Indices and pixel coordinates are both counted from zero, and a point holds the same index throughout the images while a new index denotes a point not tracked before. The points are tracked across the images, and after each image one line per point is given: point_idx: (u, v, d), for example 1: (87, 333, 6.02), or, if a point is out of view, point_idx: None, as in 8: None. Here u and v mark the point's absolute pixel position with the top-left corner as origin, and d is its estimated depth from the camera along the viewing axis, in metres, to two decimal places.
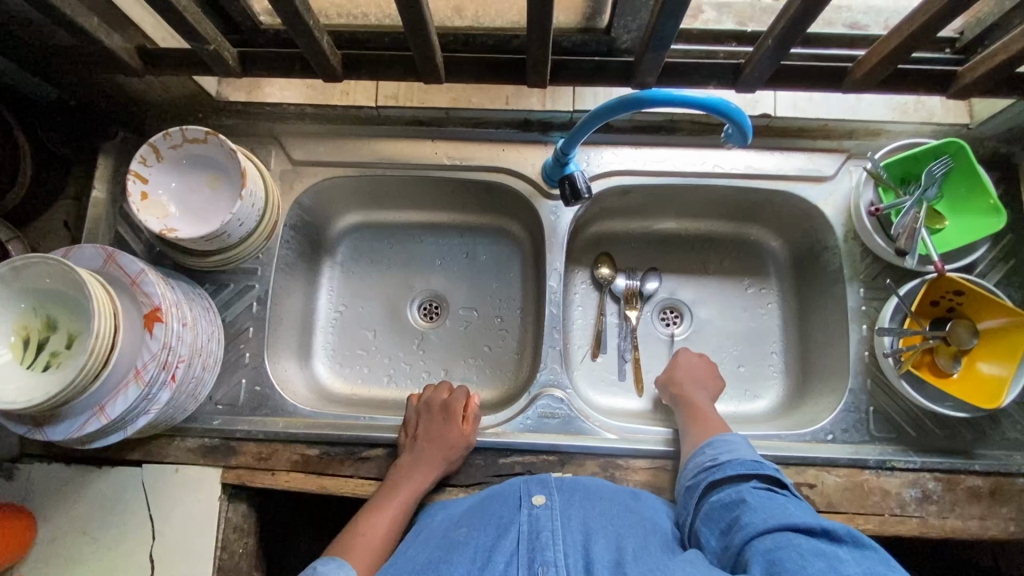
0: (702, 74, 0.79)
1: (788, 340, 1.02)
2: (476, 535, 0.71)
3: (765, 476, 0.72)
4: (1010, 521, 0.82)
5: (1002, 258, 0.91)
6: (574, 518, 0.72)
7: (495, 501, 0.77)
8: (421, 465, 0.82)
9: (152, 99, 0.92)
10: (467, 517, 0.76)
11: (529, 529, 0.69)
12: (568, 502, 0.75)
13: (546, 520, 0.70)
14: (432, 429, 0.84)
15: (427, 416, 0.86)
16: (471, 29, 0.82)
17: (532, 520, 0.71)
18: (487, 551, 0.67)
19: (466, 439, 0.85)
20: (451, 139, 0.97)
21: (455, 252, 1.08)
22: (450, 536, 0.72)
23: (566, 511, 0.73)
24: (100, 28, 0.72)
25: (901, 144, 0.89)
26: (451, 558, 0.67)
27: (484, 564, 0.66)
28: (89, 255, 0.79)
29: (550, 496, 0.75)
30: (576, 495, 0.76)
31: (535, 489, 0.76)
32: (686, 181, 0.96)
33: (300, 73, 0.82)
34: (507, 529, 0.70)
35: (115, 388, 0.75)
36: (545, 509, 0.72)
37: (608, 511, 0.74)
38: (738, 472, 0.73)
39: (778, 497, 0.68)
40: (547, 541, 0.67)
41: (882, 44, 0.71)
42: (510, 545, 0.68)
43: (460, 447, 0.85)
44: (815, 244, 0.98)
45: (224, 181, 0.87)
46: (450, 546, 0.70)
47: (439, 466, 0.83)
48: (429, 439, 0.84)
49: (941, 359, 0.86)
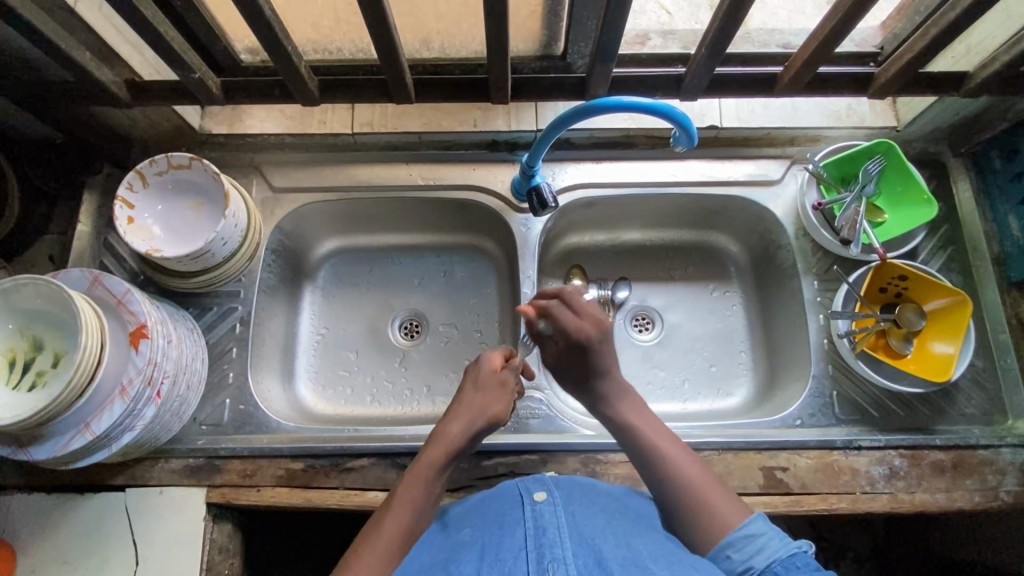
0: (649, 85, 0.86)
1: (753, 337, 1.07)
2: (482, 535, 0.63)
3: (804, 561, 0.65)
4: (974, 491, 0.86)
5: (941, 247, 0.98)
6: (579, 514, 0.65)
7: (494, 501, 0.70)
8: (458, 419, 0.74)
9: (138, 133, 0.97)
10: (469, 519, 0.69)
11: (534, 525, 0.62)
12: (570, 497, 0.69)
13: (550, 517, 0.63)
14: (474, 379, 0.78)
15: (470, 374, 0.79)
16: (439, 59, 0.90)
17: (536, 516, 0.63)
18: (494, 549, 0.60)
19: (511, 388, 0.78)
20: (425, 162, 1.04)
21: (433, 272, 1.12)
22: (455, 537, 0.65)
23: (569, 506, 0.66)
24: (91, 62, 0.78)
25: (839, 146, 0.97)
26: (457, 559, 0.60)
27: (492, 560, 0.58)
28: (76, 279, 0.82)
29: (551, 491, 0.68)
30: (575, 491, 0.70)
31: (535, 487, 0.70)
32: (646, 190, 1.02)
33: (280, 99, 0.88)
34: (512, 528, 0.63)
35: (100, 406, 0.76)
36: (548, 505, 0.65)
37: (608, 509, 0.68)
38: (782, 574, 0.63)
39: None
40: (554, 538, 0.59)
41: (802, 50, 0.79)
42: (517, 541, 0.60)
43: (504, 397, 0.77)
44: (770, 244, 1.05)
45: (208, 204, 0.91)
46: (455, 547, 0.63)
47: (481, 417, 0.74)
48: (469, 389, 0.77)
49: (893, 340, 0.92)
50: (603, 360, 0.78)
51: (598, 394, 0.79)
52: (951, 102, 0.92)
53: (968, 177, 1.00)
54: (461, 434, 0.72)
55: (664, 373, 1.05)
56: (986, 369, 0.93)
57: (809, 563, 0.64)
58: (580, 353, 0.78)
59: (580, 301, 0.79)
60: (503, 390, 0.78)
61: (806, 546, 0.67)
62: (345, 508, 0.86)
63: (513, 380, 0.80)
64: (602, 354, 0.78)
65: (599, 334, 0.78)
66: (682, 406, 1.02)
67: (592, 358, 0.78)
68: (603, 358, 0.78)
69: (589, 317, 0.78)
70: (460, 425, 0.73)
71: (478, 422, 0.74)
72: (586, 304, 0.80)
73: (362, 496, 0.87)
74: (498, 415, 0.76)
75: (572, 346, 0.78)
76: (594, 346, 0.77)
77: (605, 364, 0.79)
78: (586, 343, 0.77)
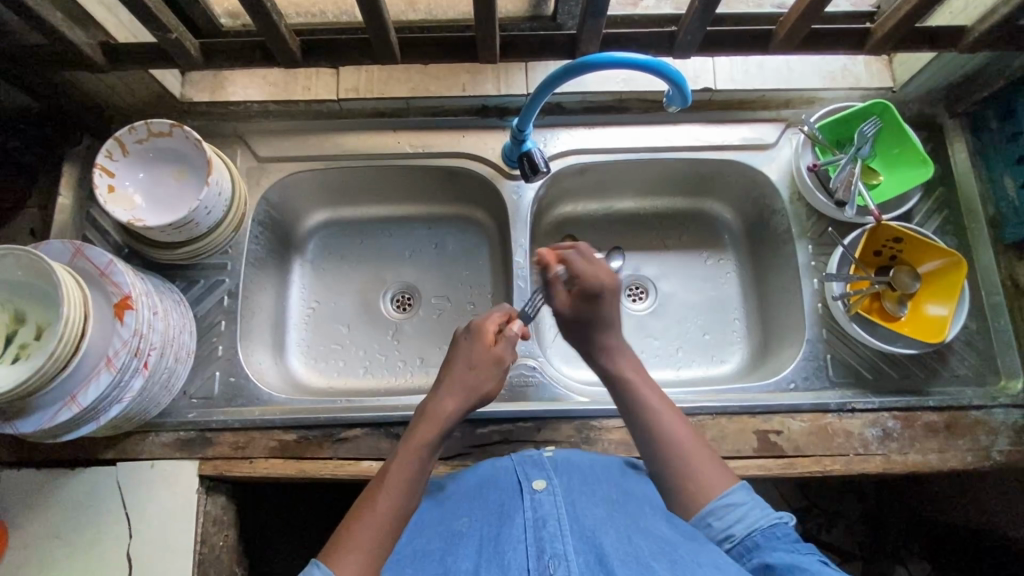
0: (640, 43, 0.84)
1: (747, 304, 1.06)
2: (481, 526, 0.63)
3: (783, 531, 0.65)
4: (966, 451, 0.86)
5: (937, 209, 0.97)
6: (579, 504, 0.64)
7: (491, 487, 0.70)
8: (451, 398, 0.73)
9: (116, 101, 0.95)
10: (467, 506, 0.68)
11: (534, 517, 0.62)
12: (571, 485, 0.68)
13: (551, 508, 0.63)
14: (466, 355, 0.77)
15: (460, 350, 0.78)
16: (425, 20, 0.89)
17: (535, 506, 0.63)
18: (493, 543, 0.60)
19: (504, 364, 0.78)
20: (413, 129, 1.01)
21: (424, 244, 1.11)
22: (451, 526, 0.65)
23: (569, 496, 0.65)
24: (64, 23, 0.75)
25: (834, 107, 0.96)
26: (455, 552, 0.60)
27: (491, 554, 0.58)
28: (57, 250, 0.80)
29: (551, 479, 0.67)
30: (575, 478, 0.69)
31: (534, 473, 0.69)
32: (640, 156, 1.01)
33: (261, 62, 0.85)
34: (511, 518, 0.63)
35: (86, 377, 0.75)
36: (548, 494, 0.65)
37: (609, 497, 0.67)
38: (763, 543, 0.64)
39: (806, 555, 0.61)
40: (555, 532, 0.59)
41: (797, 4, 0.77)
42: (517, 533, 0.60)
43: (496, 374, 0.76)
44: (764, 210, 1.04)
45: (190, 172, 0.89)
46: (451, 538, 0.62)
47: (470, 396, 0.74)
48: (459, 366, 0.76)
49: (888, 303, 0.91)
50: (612, 312, 0.79)
51: (598, 347, 0.80)
52: (948, 60, 0.91)
53: (963, 140, 0.99)
54: (454, 413, 0.72)
55: (659, 342, 1.04)
56: (979, 331, 0.93)
57: (789, 535, 0.65)
58: (591, 302, 0.78)
59: (592, 256, 0.79)
60: (494, 366, 0.77)
61: (789, 518, 0.67)
62: (339, 478, 0.86)
63: (504, 352, 0.78)
64: (612, 305, 0.79)
65: (612, 286, 0.78)
66: (677, 372, 1.02)
67: (605, 307, 0.78)
68: (610, 311, 0.79)
69: (603, 270, 0.79)
70: (453, 405, 0.73)
71: (469, 402, 0.74)
72: (599, 259, 0.80)
73: (357, 466, 0.86)
74: (487, 393, 0.76)
75: (588, 291, 0.78)
76: (605, 297, 0.78)
77: (610, 317, 0.79)
78: (599, 291, 0.78)
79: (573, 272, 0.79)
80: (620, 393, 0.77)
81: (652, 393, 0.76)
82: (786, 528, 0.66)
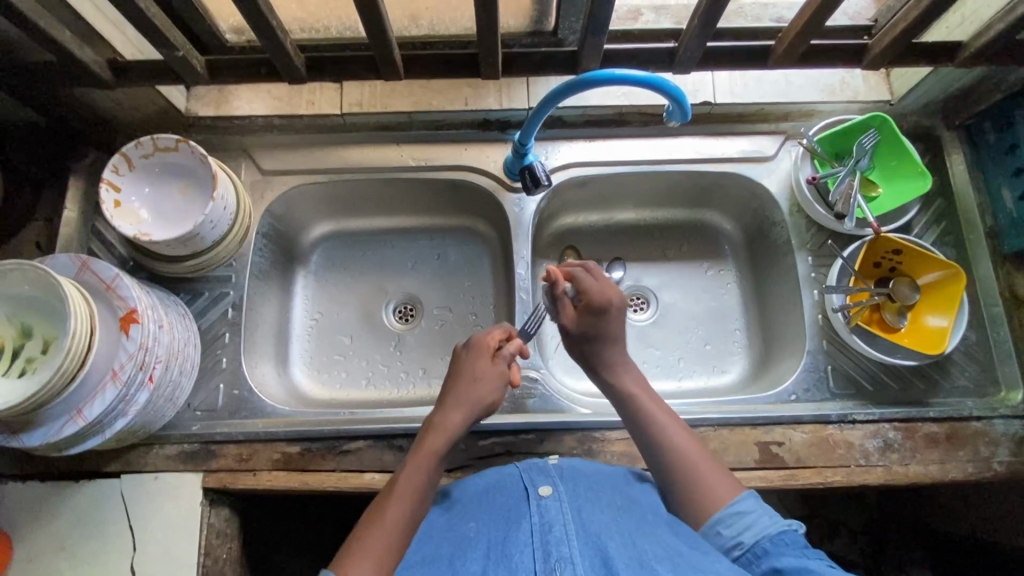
0: (640, 60, 0.85)
1: (748, 315, 1.07)
2: (488, 530, 0.63)
3: (792, 537, 0.65)
4: (967, 463, 0.87)
5: (935, 220, 0.98)
6: (585, 509, 0.65)
7: (498, 493, 0.70)
8: (457, 409, 0.74)
9: (121, 116, 0.95)
10: (473, 512, 0.68)
11: (540, 521, 0.62)
12: (577, 490, 0.68)
13: (557, 513, 0.63)
14: (469, 367, 0.78)
15: (463, 363, 0.79)
16: (427, 36, 0.90)
17: (541, 511, 0.64)
18: (500, 546, 0.60)
19: (506, 377, 0.79)
20: (416, 142, 1.03)
21: (426, 255, 1.11)
22: (460, 531, 0.65)
23: (576, 501, 0.66)
24: (72, 41, 0.76)
25: (832, 121, 0.97)
26: (463, 556, 0.60)
27: (498, 557, 0.59)
28: (63, 264, 0.80)
29: (557, 486, 0.68)
30: (580, 484, 0.70)
31: (540, 480, 0.70)
32: (640, 168, 1.01)
33: (266, 78, 0.86)
34: (517, 522, 0.63)
35: (91, 391, 0.75)
36: (554, 500, 0.65)
37: (614, 502, 0.68)
38: (771, 549, 0.64)
39: (814, 561, 0.61)
40: (560, 536, 0.60)
41: (795, 21, 0.78)
42: (524, 536, 0.61)
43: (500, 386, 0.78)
44: (764, 221, 1.05)
45: (195, 186, 0.90)
46: (461, 542, 0.63)
47: (476, 407, 0.75)
48: (464, 378, 0.77)
49: (887, 314, 0.92)
50: (618, 329, 0.81)
51: (603, 362, 0.81)
52: (945, 74, 0.91)
53: (961, 152, 0.99)
54: (461, 424, 0.73)
55: (660, 352, 1.04)
56: (979, 342, 0.93)
57: (797, 540, 0.65)
58: (596, 317, 0.81)
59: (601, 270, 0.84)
60: (497, 378, 0.78)
61: (797, 524, 0.67)
62: (343, 490, 0.86)
63: (506, 367, 0.80)
64: (618, 321, 0.81)
65: (620, 303, 0.81)
66: (678, 383, 1.02)
67: (609, 323, 0.80)
68: (614, 326, 0.81)
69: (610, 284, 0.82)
70: (459, 415, 0.73)
71: (475, 412, 0.75)
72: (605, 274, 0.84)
73: (359, 478, 0.87)
74: (491, 404, 0.77)
75: (593, 306, 0.80)
76: (612, 311, 0.80)
77: (615, 333, 0.81)
78: (606, 305, 0.80)
79: (582, 288, 0.81)
80: (627, 410, 0.77)
81: (660, 410, 0.76)
82: (794, 533, 0.66)
